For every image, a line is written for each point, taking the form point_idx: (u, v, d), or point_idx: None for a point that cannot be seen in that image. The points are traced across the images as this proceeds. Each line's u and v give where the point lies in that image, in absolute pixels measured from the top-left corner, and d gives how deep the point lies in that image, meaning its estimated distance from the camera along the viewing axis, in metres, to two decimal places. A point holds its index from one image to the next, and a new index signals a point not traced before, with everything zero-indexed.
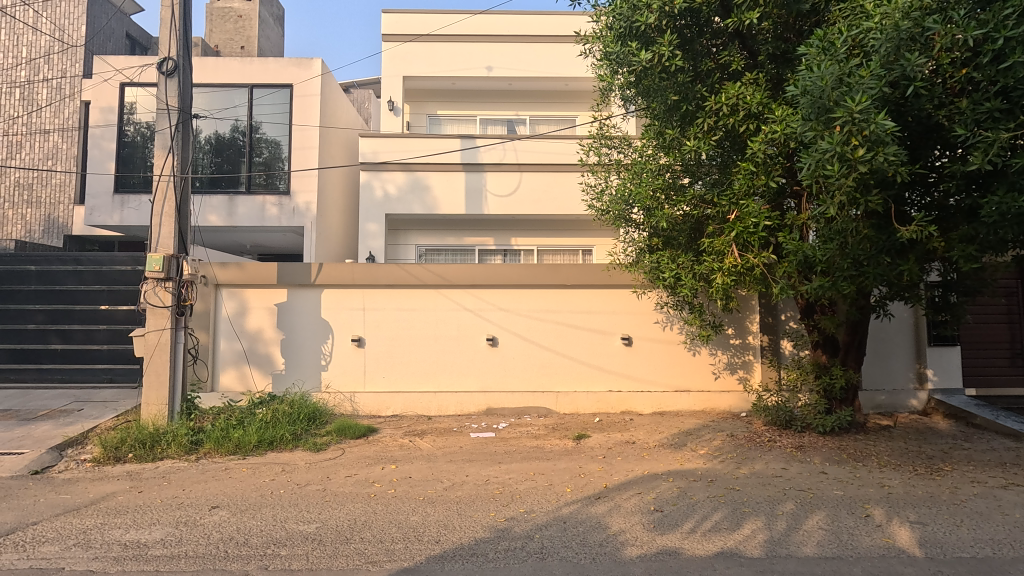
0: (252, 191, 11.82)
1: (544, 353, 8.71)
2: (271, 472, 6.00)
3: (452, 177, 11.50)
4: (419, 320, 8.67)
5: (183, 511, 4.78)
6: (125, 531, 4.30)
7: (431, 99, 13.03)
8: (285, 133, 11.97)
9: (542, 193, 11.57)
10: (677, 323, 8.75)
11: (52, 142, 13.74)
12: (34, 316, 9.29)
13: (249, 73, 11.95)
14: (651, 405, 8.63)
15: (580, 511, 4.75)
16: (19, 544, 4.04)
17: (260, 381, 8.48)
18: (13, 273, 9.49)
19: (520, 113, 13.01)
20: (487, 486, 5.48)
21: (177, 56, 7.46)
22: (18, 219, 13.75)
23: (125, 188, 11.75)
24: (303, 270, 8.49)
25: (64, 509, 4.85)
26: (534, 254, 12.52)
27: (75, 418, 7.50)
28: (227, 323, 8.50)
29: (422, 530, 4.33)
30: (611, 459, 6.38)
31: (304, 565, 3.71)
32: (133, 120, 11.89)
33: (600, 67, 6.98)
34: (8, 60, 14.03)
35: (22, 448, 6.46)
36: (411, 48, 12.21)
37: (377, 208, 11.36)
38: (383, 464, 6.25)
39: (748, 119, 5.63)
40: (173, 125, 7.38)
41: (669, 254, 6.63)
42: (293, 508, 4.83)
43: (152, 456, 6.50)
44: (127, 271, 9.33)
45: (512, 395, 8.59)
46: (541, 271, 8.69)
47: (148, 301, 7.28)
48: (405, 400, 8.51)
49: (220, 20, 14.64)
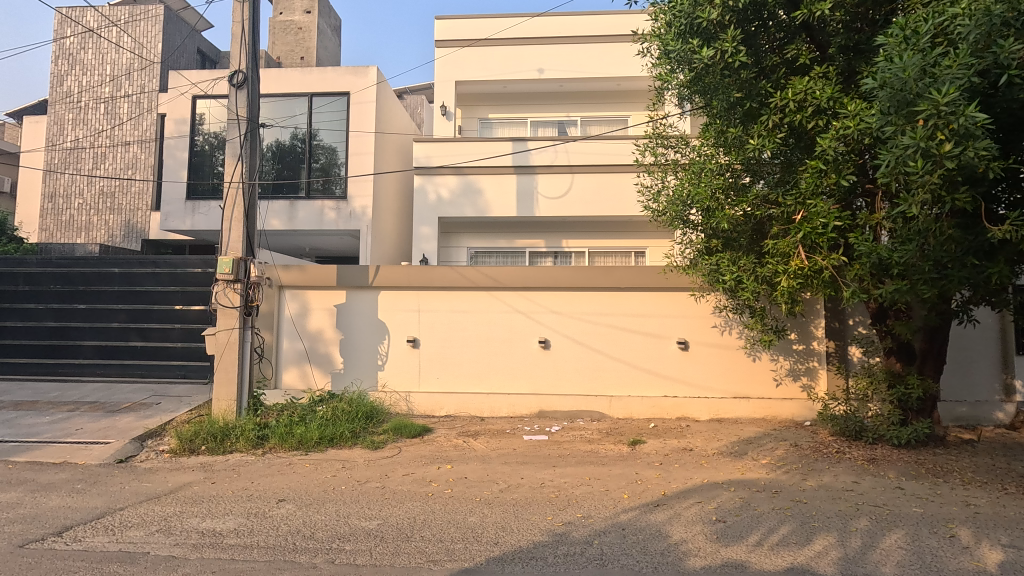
0: (311, 196, 12.27)
1: (596, 356, 8.62)
2: (332, 468, 6.19)
3: (503, 179, 11.56)
4: (471, 322, 8.75)
5: (254, 503, 5.00)
6: (202, 520, 4.54)
7: (483, 103, 13.18)
8: (341, 140, 12.38)
9: (594, 194, 11.46)
10: (736, 327, 8.47)
11: (132, 153, 14.71)
12: (117, 315, 9.95)
13: (309, 82, 12.42)
14: (708, 411, 8.39)
15: (638, 519, 4.65)
16: (110, 528, 4.34)
17: (320, 379, 8.78)
18: (98, 275, 10.09)
19: (571, 114, 12.99)
20: (543, 489, 5.46)
21: (246, 69, 7.85)
22: (101, 225, 14.78)
23: (196, 194, 12.46)
24: (361, 272, 8.74)
25: (147, 496, 5.17)
26: (585, 256, 12.46)
27: (153, 411, 8.00)
28: (290, 323, 8.85)
29: (481, 531, 4.37)
30: (669, 466, 6.24)
31: (368, 561, 3.80)
32: (203, 130, 12.58)
33: (657, 65, 6.85)
34: (95, 77, 15.18)
35: (107, 438, 6.94)
36: (463, 54, 12.37)
37: (430, 212, 11.56)
38: (439, 463, 6.35)
39: (818, 115, 5.37)
40: (242, 134, 7.77)
41: (730, 256, 6.43)
42: (355, 505, 4.97)
43: (223, 449, 6.86)
44: (198, 273, 9.77)
45: (564, 398, 8.54)
46: (594, 273, 8.60)
47: (219, 302, 7.66)
48: (458, 401, 8.61)
49: (282, 32, 15.31)
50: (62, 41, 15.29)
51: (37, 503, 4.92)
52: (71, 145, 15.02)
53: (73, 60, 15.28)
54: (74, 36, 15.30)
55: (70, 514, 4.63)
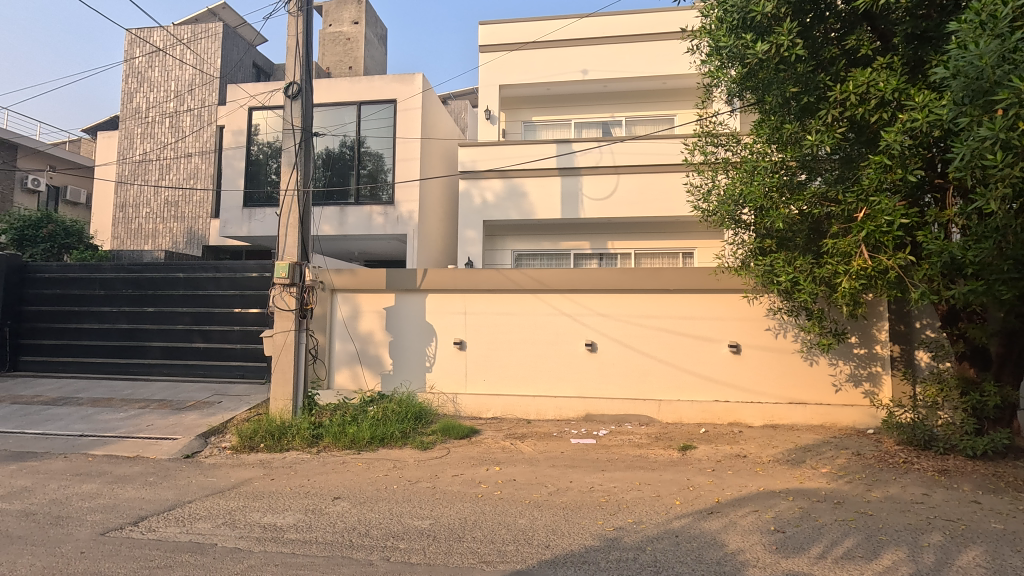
0: (360, 202, 12.60)
1: (644, 359, 8.48)
2: (384, 467, 6.34)
3: (548, 182, 11.57)
4: (518, 324, 8.78)
5: (311, 499, 5.17)
6: (264, 515, 4.73)
7: (526, 106, 13.24)
8: (389, 146, 12.68)
9: (641, 195, 11.30)
10: (791, 330, 8.18)
11: (194, 163, 15.48)
12: (181, 318, 10.49)
13: (357, 91, 12.79)
14: (761, 417, 8.14)
15: (692, 526, 4.55)
16: (180, 519, 4.58)
17: (370, 380, 8.99)
18: (164, 280, 10.65)
19: (615, 115, 12.89)
20: (593, 494, 5.40)
21: (301, 80, 8.15)
22: (166, 232, 15.63)
23: (253, 202, 13.01)
24: (409, 275, 8.90)
25: (212, 490, 5.43)
26: (632, 258, 12.31)
27: (215, 409, 8.39)
28: (342, 325, 9.12)
29: (532, 534, 4.36)
30: (722, 473, 6.06)
31: (422, 560, 3.86)
32: (259, 140, 13.13)
33: (707, 62, 6.67)
34: (161, 93, 16.10)
35: (175, 434, 7.32)
36: (507, 58, 12.44)
37: (475, 215, 11.67)
38: (487, 465, 6.38)
39: (882, 108, 5.12)
40: (297, 144, 8.06)
41: (785, 256, 6.20)
42: (407, 504, 5.06)
43: (280, 447, 7.13)
44: (255, 277, 10.19)
45: (611, 401, 8.44)
46: (641, 275, 8.47)
47: (276, 305, 7.96)
48: (504, 403, 8.64)
49: (332, 43, 15.83)
50: (131, 60, 16.33)
51: (114, 494, 5.24)
52: (140, 158, 15.98)
53: (142, 78, 16.29)
54: (143, 56, 16.31)
55: (144, 505, 4.92)
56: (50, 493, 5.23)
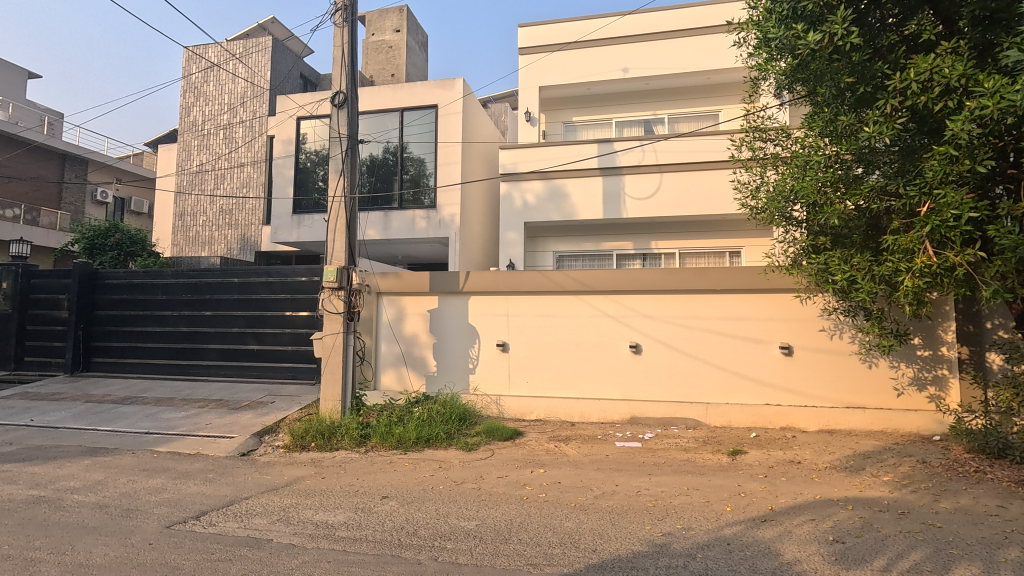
0: (403, 206, 12.84)
1: (690, 361, 8.29)
2: (430, 468, 6.43)
3: (590, 183, 11.48)
4: (560, 326, 8.74)
5: (360, 498, 5.30)
6: (316, 512, 4.87)
7: (567, 107, 13.20)
8: (430, 151, 12.86)
9: (685, 194, 11.07)
10: (847, 330, 7.84)
11: (246, 173, 16.14)
12: (236, 321, 10.94)
13: (400, 98, 13.05)
14: (815, 421, 7.82)
15: (744, 534, 4.40)
16: (238, 515, 4.78)
17: (415, 381, 9.13)
18: (220, 285, 11.14)
19: (657, 112, 12.69)
20: (640, 498, 5.31)
21: (346, 89, 8.37)
22: (221, 239, 16.33)
23: (302, 209, 13.45)
24: (452, 278, 9.00)
25: (267, 487, 5.63)
26: (676, 257, 12.04)
27: (269, 409, 8.71)
28: (388, 328, 9.31)
29: (578, 537, 4.33)
30: (775, 479, 5.85)
31: (469, 560, 3.89)
32: (307, 149, 13.57)
33: (755, 55, 6.46)
34: (215, 106, 16.87)
35: (232, 433, 7.65)
36: (546, 59, 12.43)
37: (517, 217, 11.69)
38: (532, 467, 6.37)
39: (947, 96, 4.85)
40: (343, 151, 8.28)
41: (840, 254, 5.94)
42: (453, 504, 5.11)
43: (330, 446, 7.33)
44: (305, 281, 10.53)
45: (656, 404, 8.28)
46: (686, 275, 8.29)
47: (325, 308, 8.19)
48: (548, 405, 8.60)
49: (374, 52, 16.20)
50: (189, 77, 17.21)
51: (178, 489, 5.51)
52: (197, 169, 16.80)
53: (198, 93, 17.12)
54: (199, 72, 17.17)
55: (205, 501, 5.16)
56: (120, 487, 5.54)
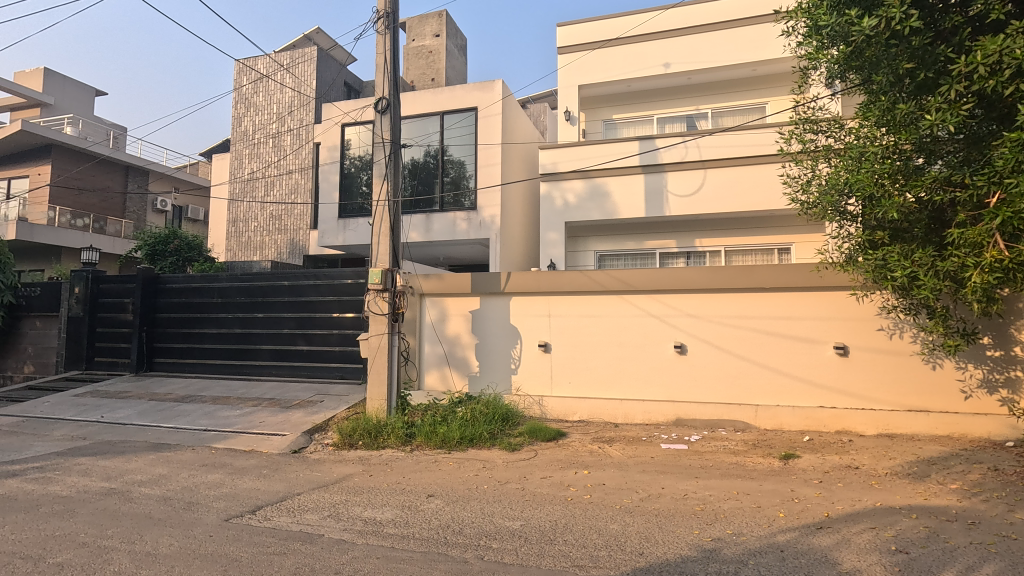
0: (445, 208, 13.00)
1: (738, 362, 8.06)
2: (474, 467, 6.47)
3: (631, 180, 11.33)
4: (603, 326, 8.65)
5: (406, 496, 5.39)
6: (364, 509, 4.99)
7: (607, 105, 13.07)
8: (470, 153, 12.97)
9: (731, 190, 10.79)
10: (908, 330, 7.46)
11: (295, 179, 16.71)
12: (286, 322, 11.33)
13: (440, 102, 13.22)
14: (874, 425, 7.45)
15: (798, 541, 4.24)
16: (291, 510, 4.94)
17: (458, 382, 9.22)
18: (271, 288, 11.56)
19: (700, 107, 12.42)
20: (687, 501, 5.19)
21: (389, 95, 8.53)
22: (271, 243, 16.93)
23: (347, 213, 13.83)
24: (494, 278, 9.05)
25: (318, 484, 5.81)
26: (722, 255, 11.74)
27: (318, 408, 8.97)
28: (431, 328, 9.44)
29: (624, 540, 4.27)
30: (831, 485, 5.61)
31: (515, 560, 3.89)
32: (351, 154, 13.93)
33: (805, 44, 6.22)
34: (265, 116, 17.54)
35: (284, 430, 7.92)
36: (585, 58, 12.34)
37: (557, 217, 11.64)
38: (575, 468, 6.33)
39: (1020, 79, 4.54)
40: (386, 156, 8.46)
41: (900, 249, 5.63)
42: (498, 504, 5.13)
43: (377, 444, 7.50)
44: (351, 283, 10.80)
45: (703, 406, 8.09)
46: (733, 274, 8.06)
47: (371, 309, 8.38)
48: (591, 406, 8.52)
49: (415, 57, 16.47)
50: (240, 89, 17.96)
51: (235, 484, 5.75)
52: (248, 177, 17.50)
53: (248, 103, 17.84)
54: (250, 83, 17.89)
55: (260, 495, 5.36)
56: (182, 481, 5.83)
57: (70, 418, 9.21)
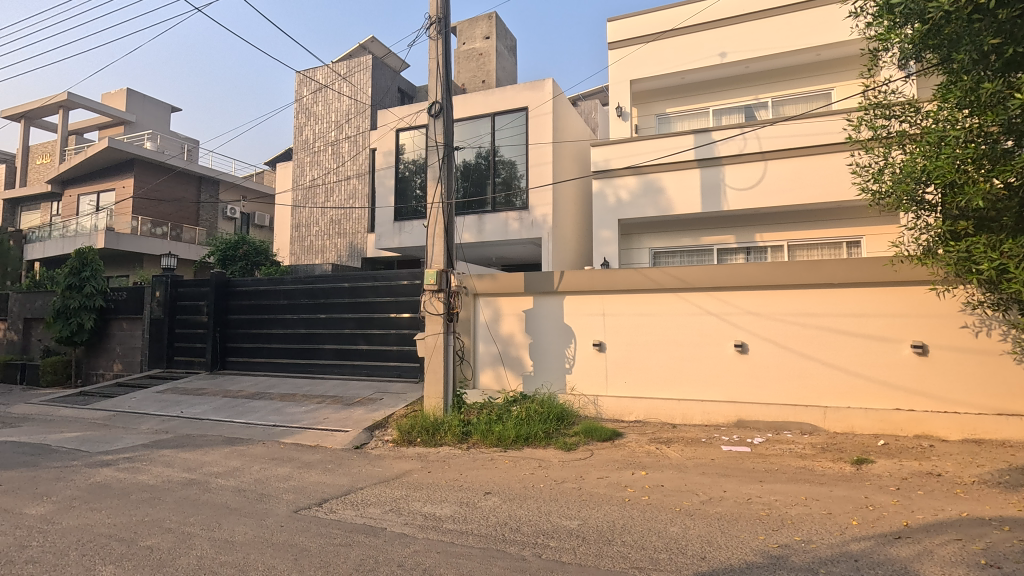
0: (497, 209, 13.09)
1: (804, 361, 7.70)
2: (530, 466, 6.51)
3: (687, 175, 11.05)
4: (659, 325, 8.47)
5: (464, 493, 5.49)
6: (424, 504, 5.11)
7: (660, 99, 12.80)
8: (521, 153, 13.01)
9: (794, 181, 10.33)
10: (997, 327, 6.92)
11: (353, 185, 17.32)
12: (347, 323, 11.76)
13: (491, 103, 13.34)
14: (958, 429, 6.95)
15: (874, 551, 4.01)
16: (355, 504, 5.13)
17: (513, 381, 9.27)
18: (332, 290, 12.02)
19: (760, 97, 11.95)
20: (751, 506, 5.01)
21: (442, 99, 8.69)
22: (331, 247, 17.60)
23: (402, 216, 14.19)
24: (547, 278, 9.05)
25: (379, 479, 6.00)
26: (784, 250, 11.25)
27: (377, 405, 9.25)
28: (485, 328, 9.55)
29: (685, 543, 4.17)
30: (910, 492, 5.26)
31: (573, 560, 3.88)
32: (405, 158, 14.28)
33: (874, 24, 5.87)
34: (324, 124, 18.24)
35: (347, 427, 8.24)
36: (637, 52, 12.12)
37: (610, 214, 11.49)
38: (633, 469, 6.23)
39: None
40: (440, 158, 8.62)
41: (987, 239, 5.19)
42: (555, 503, 5.13)
43: (434, 442, 7.66)
44: (407, 284, 11.08)
45: (766, 407, 7.78)
46: (797, 269, 7.71)
47: (426, 310, 8.56)
48: (648, 406, 8.36)
49: (465, 60, 16.69)
50: (301, 100, 18.78)
51: (303, 477, 6.03)
52: (309, 184, 18.26)
53: (309, 113, 18.60)
54: (310, 94, 18.67)
55: (326, 489, 5.60)
56: (254, 474, 6.17)
57: (155, 413, 9.93)
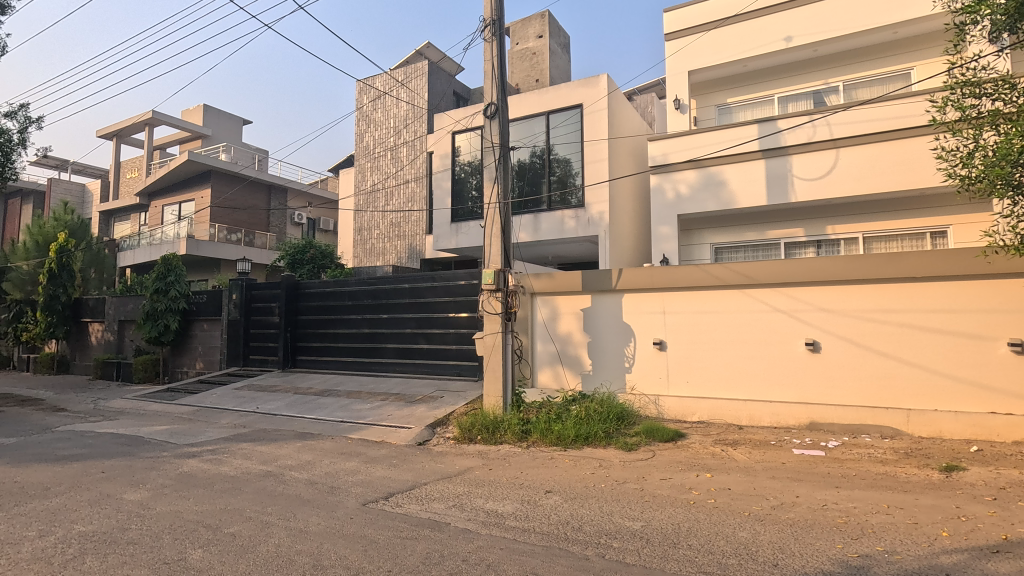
0: (552, 207, 13.06)
1: (884, 361, 7.23)
2: (590, 465, 6.45)
3: (751, 167, 10.62)
4: (723, 323, 8.19)
5: (526, 491, 5.51)
6: (486, 501, 5.18)
7: (720, 89, 12.38)
8: (576, 151, 12.93)
9: (869, 169, 9.72)
10: None
11: (411, 188, 17.78)
12: (407, 322, 12.08)
13: (545, 102, 13.32)
14: None
15: (967, 565, 3.71)
16: (420, 498, 5.27)
17: (571, 380, 9.23)
18: (393, 290, 12.37)
19: (829, 81, 11.34)
20: (827, 512, 4.76)
21: (497, 100, 8.76)
22: (391, 249, 18.12)
23: (459, 217, 14.42)
24: (605, 276, 8.95)
25: (442, 475, 6.14)
26: (859, 243, 10.61)
27: (438, 403, 9.45)
28: (543, 327, 9.55)
29: (755, 550, 4.01)
30: (1009, 503, 4.83)
31: (638, 561, 3.82)
32: (461, 160, 14.51)
33: None
34: (383, 130, 18.82)
35: (410, 424, 8.46)
36: (695, 42, 11.76)
37: (669, 210, 11.21)
38: (697, 471, 6.05)
39: None
40: (496, 159, 8.69)
41: None
42: (617, 503, 5.07)
43: (495, 440, 7.74)
44: (465, 284, 11.26)
45: (841, 409, 7.36)
46: (875, 262, 7.25)
47: (485, 309, 8.66)
48: (712, 406, 8.11)
49: (519, 60, 16.73)
50: (362, 108, 19.45)
51: (370, 472, 6.25)
52: (370, 188, 18.88)
53: (369, 120, 19.24)
54: (369, 102, 19.32)
55: (392, 483, 5.78)
56: (325, 467, 6.46)
57: (233, 408, 10.57)
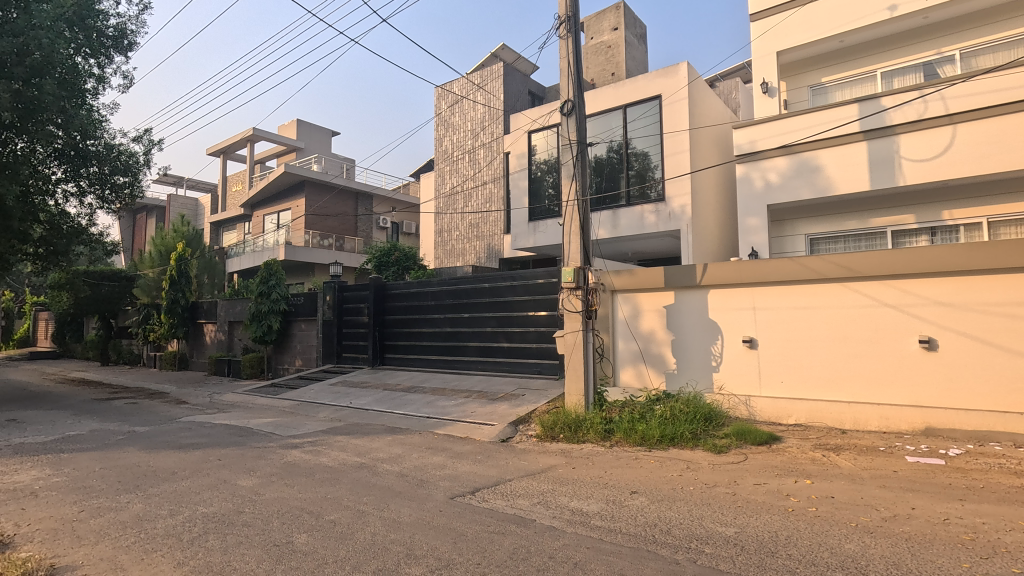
0: (631, 203, 12.77)
1: (1016, 360, 6.44)
2: (677, 467, 6.25)
3: (851, 150, 9.80)
4: (822, 319, 7.64)
5: (611, 490, 5.44)
6: (571, 500, 5.16)
7: (814, 69, 11.58)
8: (655, 143, 12.57)
9: (993, 146, 8.69)
10: None
11: (489, 189, 18.07)
12: (488, 321, 12.30)
13: (622, 95, 13.04)
14: None
15: None
16: (505, 494, 5.34)
17: (655, 379, 8.98)
18: (474, 290, 12.63)
19: (942, 51, 10.27)
20: (949, 528, 4.31)
21: (573, 96, 8.69)
22: (470, 249, 18.50)
23: (537, 216, 14.46)
24: (689, 272, 8.64)
25: (525, 472, 6.19)
26: (982, 228, 9.52)
27: (520, 401, 9.54)
28: (624, 325, 9.38)
29: (865, 564, 3.71)
30: None
31: (732, 569, 3.66)
32: (538, 159, 14.55)
33: None
34: (461, 134, 19.26)
35: (492, 421, 8.61)
36: (784, 20, 11.03)
37: (757, 201, 10.63)
38: (795, 477, 5.68)
39: None
40: (573, 156, 8.63)
41: None
42: (707, 508, 4.87)
43: (577, 438, 7.70)
44: (544, 283, 11.30)
45: (963, 414, 6.64)
46: (1003, 250, 6.46)
47: (565, 307, 8.64)
48: (810, 408, 7.59)
49: (594, 55, 16.50)
50: (440, 113, 20.05)
51: (456, 467, 6.43)
52: (449, 191, 19.41)
53: (447, 125, 19.78)
54: (447, 106, 19.86)
55: (477, 478, 5.91)
56: (414, 461, 6.73)
57: (328, 403, 11.25)
